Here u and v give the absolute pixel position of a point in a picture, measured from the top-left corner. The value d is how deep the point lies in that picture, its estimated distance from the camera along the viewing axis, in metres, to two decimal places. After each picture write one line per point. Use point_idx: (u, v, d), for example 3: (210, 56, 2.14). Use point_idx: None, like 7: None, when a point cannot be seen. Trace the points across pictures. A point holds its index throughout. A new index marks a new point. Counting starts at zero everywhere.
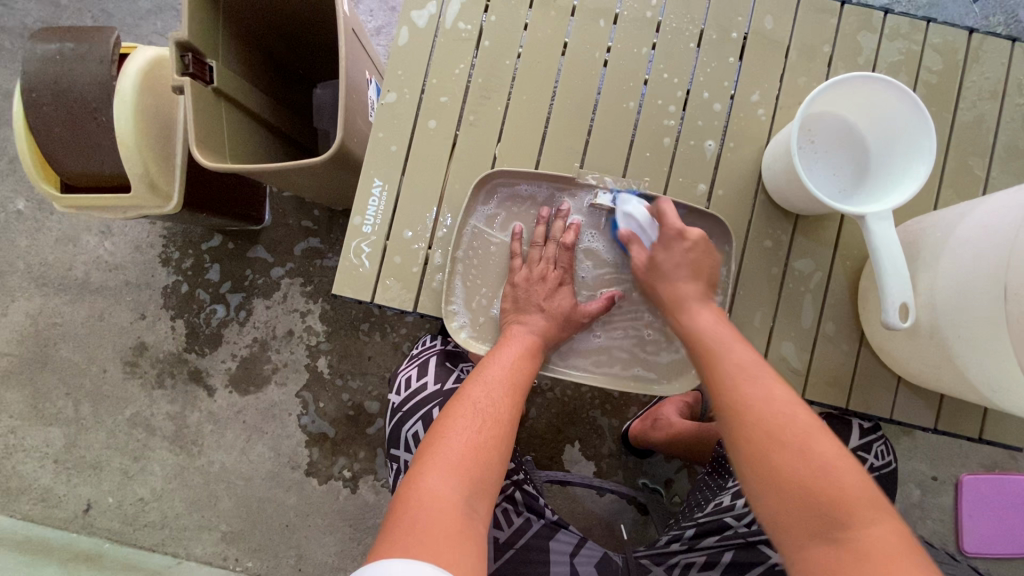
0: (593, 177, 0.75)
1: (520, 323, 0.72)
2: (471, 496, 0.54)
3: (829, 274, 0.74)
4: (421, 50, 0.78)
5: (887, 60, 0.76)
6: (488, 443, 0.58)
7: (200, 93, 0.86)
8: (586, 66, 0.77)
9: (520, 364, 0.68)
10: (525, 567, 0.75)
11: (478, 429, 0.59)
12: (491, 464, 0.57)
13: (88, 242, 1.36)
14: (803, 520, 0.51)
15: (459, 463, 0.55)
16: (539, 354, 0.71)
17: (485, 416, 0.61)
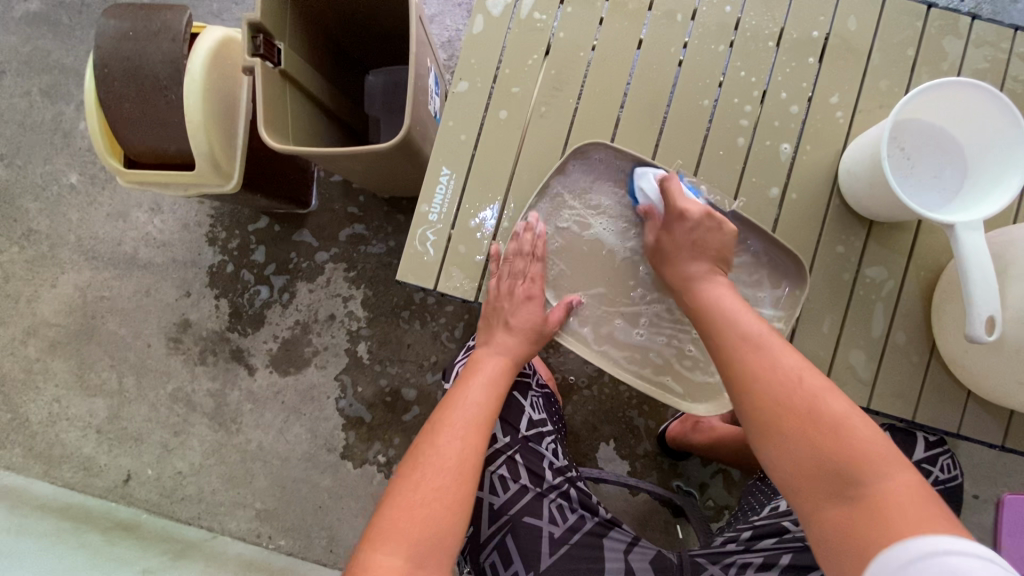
0: (671, 168, 0.74)
1: (484, 356, 0.76)
2: (418, 556, 0.57)
3: (902, 284, 0.72)
4: (495, 39, 0.78)
5: (973, 67, 0.74)
6: (430, 503, 0.61)
7: (269, 76, 0.87)
8: (661, 62, 0.76)
9: (475, 401, 0.71)
10: (577, 564, 0.75)
11: (429, 482, 0.63)
12: (436, 518, 0.60)
13: (137, 218, 1.38)
14: (818, 486, 0.54)
15: (397, 531, 0.59)
16: (499, 384, 0.74)
17: (431, 468, 0.64)
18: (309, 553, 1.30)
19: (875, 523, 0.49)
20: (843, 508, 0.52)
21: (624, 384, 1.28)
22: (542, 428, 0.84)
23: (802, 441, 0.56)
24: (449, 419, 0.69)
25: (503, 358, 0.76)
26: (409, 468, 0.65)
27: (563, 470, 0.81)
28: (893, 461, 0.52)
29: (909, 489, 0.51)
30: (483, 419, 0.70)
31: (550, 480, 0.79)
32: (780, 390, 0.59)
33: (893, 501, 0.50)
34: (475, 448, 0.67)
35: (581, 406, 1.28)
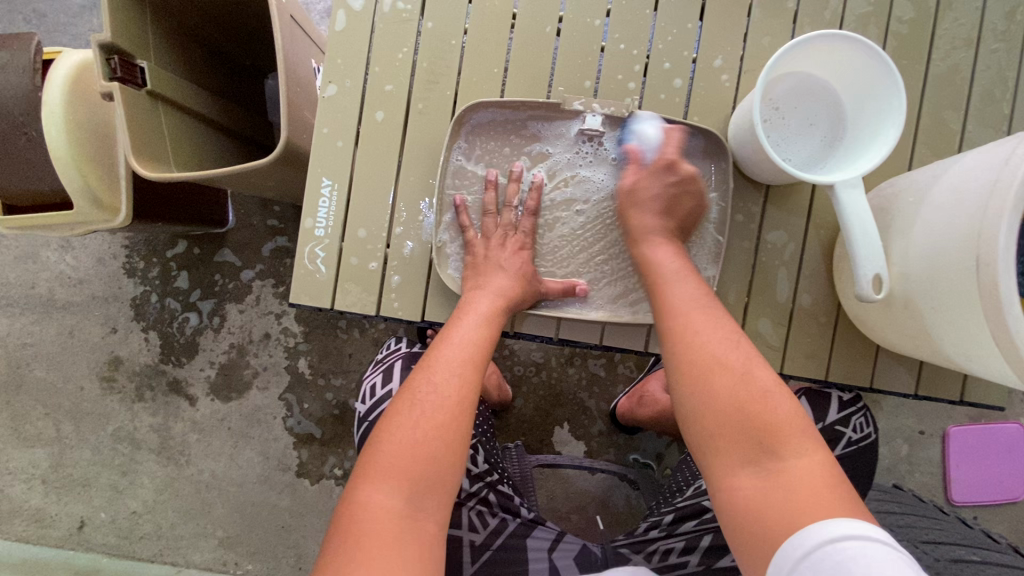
0: (580, 103, 0.70)
1: (480, 287, 0.68)
2: (415, 497, 0.54)
3: (803, 244, 0.71)
4: (360, 35, 0.73)
5: (856, 12, 0.71)
6: (431, 443, 0.55)
7: (134, 99, 0.81)
8: (537, 42, 0.72)
9: (478, 338, 0.63)
10: (502, 569, 0.73)
11: (422, 420, 0.57)
12: (432, 461, 0.55)
13: (49, 258, 1.31)
14: (743, 453, 0.52)
15: (394, 469, 0.54)
16: (501, 316, 0.66)
17: (427, 405, 0.58)
18: (278, 573, 1.28)
19: (786, 498, 0.48)
20: (755, 479, 0.51)
21: (573, 366, 1.27)
22: None
23: (721, 408, 0.54)
24: (444, 354, 0.61)
25: (497, 299, 0.66)
26: (403, 403, 0.59)
27: (482, 475, 0.77)
28: (803, 446, 0.51)
29: (821, 469, 0.50)
30: (480, 354, 0.62)
31: (468, 488, 0.75)
32: (715, 367, 0.56)
33: (799, 486, 0.49)
34: (474, 388, 0.60)
35: (531, 393, 1.27)
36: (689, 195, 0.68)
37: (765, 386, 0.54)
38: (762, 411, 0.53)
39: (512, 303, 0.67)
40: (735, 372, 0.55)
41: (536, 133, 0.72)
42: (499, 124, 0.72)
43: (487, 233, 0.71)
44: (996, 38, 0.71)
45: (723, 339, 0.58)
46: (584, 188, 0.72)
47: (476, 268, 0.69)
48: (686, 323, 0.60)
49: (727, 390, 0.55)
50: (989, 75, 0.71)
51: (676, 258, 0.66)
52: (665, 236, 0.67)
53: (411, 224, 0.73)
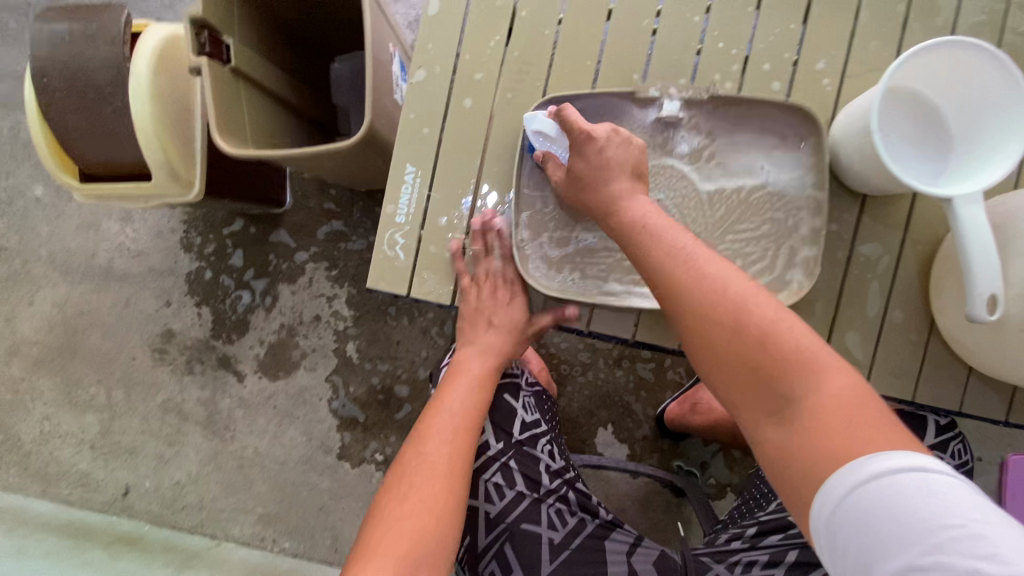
0: (655, 89, 0.68)
1: (471, 348, 0.74)
2: (414, 559, 0.54)
3: (898, 258, 0.69)
4: (452, 22, 0.72)
5: (969, 20, 0.69)
6: (423, 514, 0.59)
7: (219, 76, 0.82)
8: (632, 37, 0.71)
9: (469, 400, 0.70)
10: (583, 568, 0.72)
11: (416, 495, 0.60)
12: (425, 530, 0.57)
13: (109, 229, 1.34)
14: (774, 409, 0.50)
15: (390, 549, 0.55)
16: (488, 384, 0.72)
17: (417, 481, 0.62)
18: (315, 553, 1.29)
19: (818, 437, 0.46)
20: (787, 432, 0.48)
21: (620, 368, 1.26)
22: (536, 429, 0.80)
23: (732, 360, 0.53)
24: (435, 424, 0.67)
25: (485, 357, 0.73)
26: (398, 480, 0.62)
27: (561, 472, 0.77)
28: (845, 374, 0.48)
29: (846, 389, 0.47)
30: (469, 422, 0.68)
31: (548, 484, 0.75)
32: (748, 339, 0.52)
33: (833, 416, 0.46)
34: (462, 453, 0.65)
35: (576, 393, 1.26)
36: (631, 148, 0.66)
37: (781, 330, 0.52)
38: (776, 350, 0.50)
39: (500, 360, 0.74)
40: (755, 341, 0.52)
41: (610, 128, 0.71)
42: (571, 121, 0.71)
43: (479, 281, 0.72)
44: None
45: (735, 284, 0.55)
46: (665, 177, 0.70)
47: (472, 326, 0.73)
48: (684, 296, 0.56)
49: (740, 360, 0.52)
50: None
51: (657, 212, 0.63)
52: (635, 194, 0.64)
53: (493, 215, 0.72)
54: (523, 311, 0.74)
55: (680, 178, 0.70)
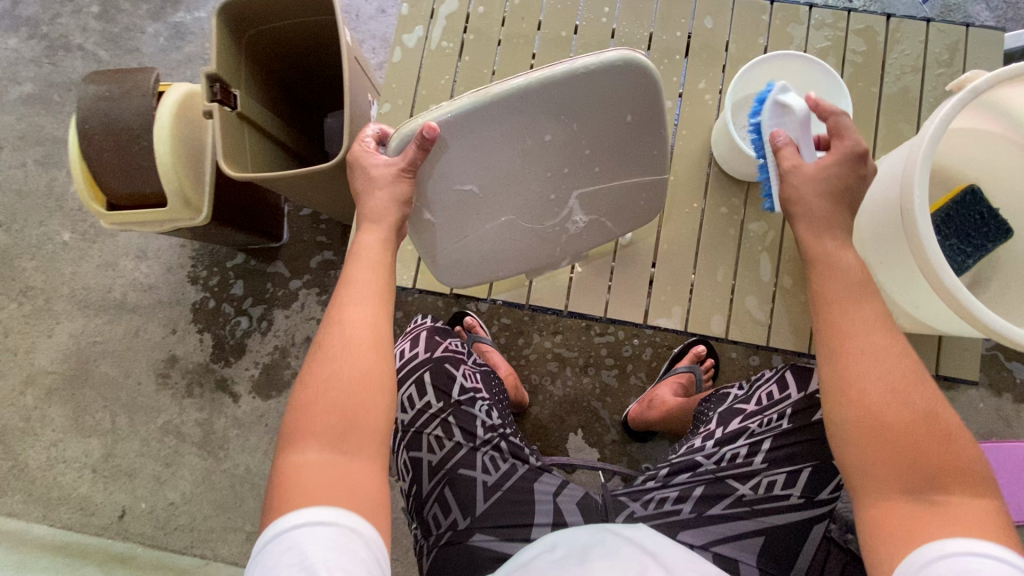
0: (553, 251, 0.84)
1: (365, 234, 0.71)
2: (337, 442, 0.63)
3: (782, 234, 0.83)
4: (411, 66, 0.91)
5: (816, 46, 0.87)
6: (336, 395, 0.64)
7: (227, 117, 1.00)
8: (553, 72, 0.89)
9: (369, 280, 0.70)
10: (513, 507, 0.77)
11: (331, 384, 0.65)
12: (339, 410, 0.64)
13: (125, 266, 1.50)
14: (898, 479, 0.59)
15: (309, 432, 0.63)
16: (386, 257, 0.72)
17: (334, 371, 0.65)
18: None
19: (927, 521, 0.57)
20: (916, 508, 0.58)
21: (587, 375, 1.35)
22: (475, 393, 0.89)
23: (884, 432, 0.60)
24: (342, 318, 0.68)
25: (380, 233, 0.71)
26: (323, 359, 0.66)
27: (495, 426, 0.85)
28: (965, 489, 0.58)
29: (977, 511, 0.57)
30: (376, 293, 0.70)
31: (482, 433, 0.83)
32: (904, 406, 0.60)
33: (954, 510, 0.57)
34: (376, 330, 0.68)
35: (547, 400, 1.35)
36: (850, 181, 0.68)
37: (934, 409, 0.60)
38: (941, 448, 0.59)
39: (388, 231, 0.71)
40: (918, 423, 0.59)
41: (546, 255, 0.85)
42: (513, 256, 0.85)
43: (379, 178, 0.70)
44: (938, 65, 0.85)
45: (884, 356, 0.62)
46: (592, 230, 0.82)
47: (361, 207, 0.71)
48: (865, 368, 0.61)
49: (907, 439, 0.59)
50: (935, 94, 0.84)
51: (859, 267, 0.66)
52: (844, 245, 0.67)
53: None
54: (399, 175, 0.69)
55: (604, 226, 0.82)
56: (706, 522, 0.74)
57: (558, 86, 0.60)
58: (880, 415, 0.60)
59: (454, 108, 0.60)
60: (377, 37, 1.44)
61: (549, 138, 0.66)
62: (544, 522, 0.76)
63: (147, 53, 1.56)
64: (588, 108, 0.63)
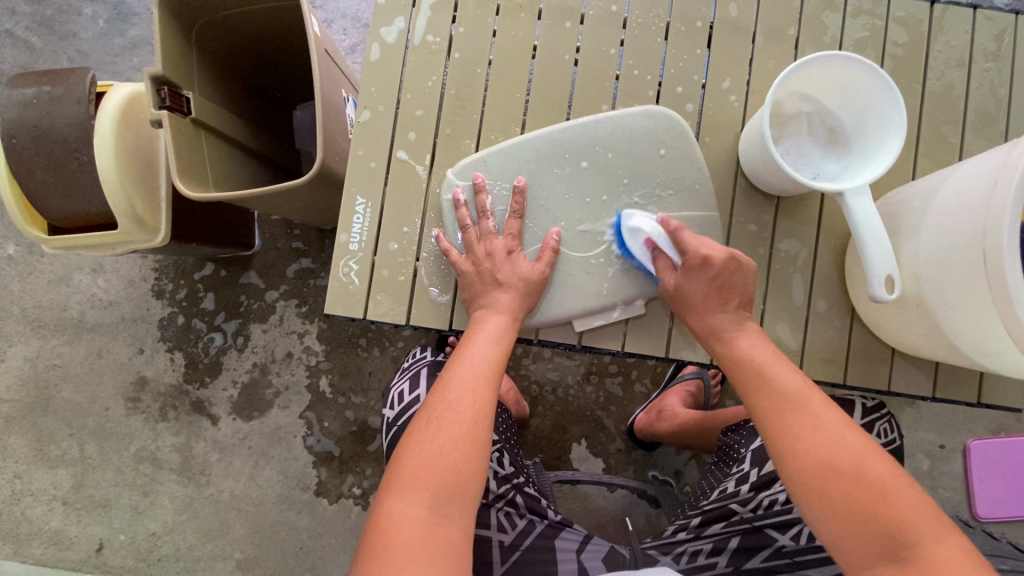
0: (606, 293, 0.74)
1: (485, 308, 0.70)
2: (441, 502, 0.57)
3: (815, 252, 0.75)
4: (393, 64, 0.79)
5: (853, 37, 0.77)
6: (451, 455, 0.59)
7: (179, 127, 0.86)
8: (557, 70, 0.78)
9: (491, 355, 0.67)
10: (531, 566, 0.81)
11: (443, 437, 0.60)
12: (453, 471, 0.58)
13: (80, 281, 1.36)
14: (874, 546, 0.55)
15: (418, 480, 0.57)
16: (510, 335, 0.69)
17: (447, 422, 0.61)
18: None
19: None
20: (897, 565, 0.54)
21: (590, 383, 1.28)
22: None
23: (834, 485, 0.58)
24: (458, 374, 0.65)
25: (503, 316, 0.70)
26: (433, 408, 0.63)
27: (508, 477, 0.85)
28: (934, 529, 0.54)
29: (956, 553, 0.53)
30: (493, 372, 0.66)
31: (495, 489, 0.83)
32: (826, 452, 0.59)
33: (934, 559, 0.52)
34: (488, 401, 0.63)
35: (549, 411, 1.28)
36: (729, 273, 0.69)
37: (882, 480, 0.57)
38: (895, 512, 0.55)
39: (517, 317, 0.70)
40: (849, 475, 0.58)
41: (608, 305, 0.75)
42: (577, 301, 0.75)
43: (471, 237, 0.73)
44: (986, 58, 0.76)
45: (821, 426, 0.61)
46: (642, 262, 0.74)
47: (481, 284, 0.71)
48: (792, 424, 0.62)
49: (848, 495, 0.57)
50: (983, 91, 0.76)
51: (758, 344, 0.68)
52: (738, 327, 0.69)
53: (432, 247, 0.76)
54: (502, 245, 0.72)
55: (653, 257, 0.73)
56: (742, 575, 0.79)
57: (597, 134, 0.73)
58: (825, 467, 0.59)
59: (498, 159, 0.73)
60: (347, 16, 1.28)
61: (586, 165, 0.73)
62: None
63: (86, 38, 1.38)
64: (632, 162, 0.73)
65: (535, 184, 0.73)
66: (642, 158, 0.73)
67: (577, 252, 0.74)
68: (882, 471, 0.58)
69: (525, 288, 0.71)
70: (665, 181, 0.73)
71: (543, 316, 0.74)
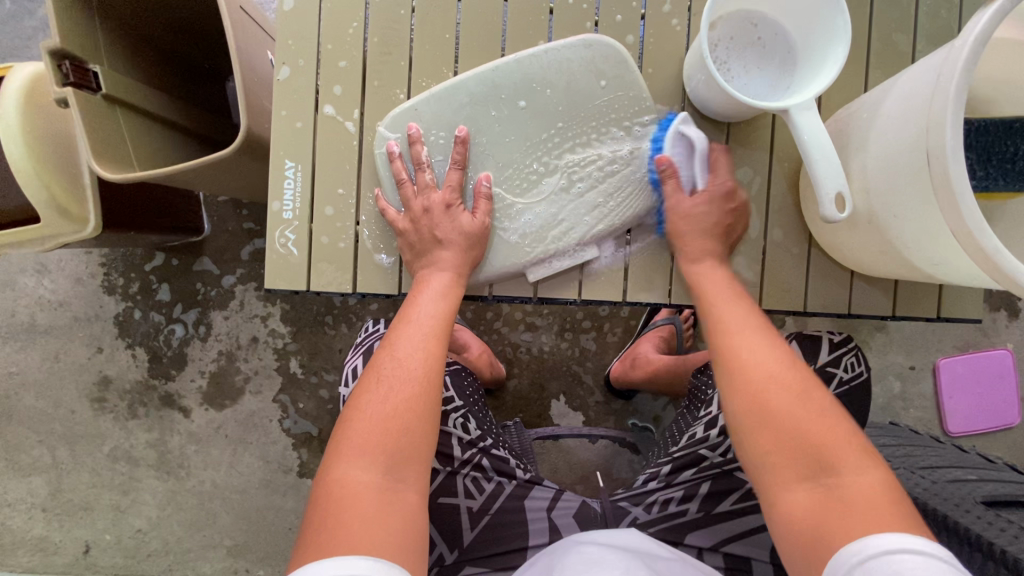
0: (552, 249, 0.71)
1: (428, 265, 0.67)
2: (392, 465, 0.54)
3: (769, 179, 0.72)
4: (308, 14, 0.72)
5: None
6: (400, 416, 0.57)
7: (90, 104, 0.80)
8: (486, 5, 0.72)
9: (439, 313, 0.64)
10: (502, 528, 0.81)
11: (393, 398, 0.58)
12: (407, 432, 0.56)
13: (26, 283, 1.29)
14: (796, 469, 0.57)
15: (367, 444, 0.55)
16: (456, 291, 0.67)
17: (396, 383, 0.58)
18: None
19: (838, 512, 0.53)
20: (814, 503, 0.55)
21: (565, 340, 1.26)
22: (449, 404, 0.88)
23: (775, 424, 0.59)
24: (405, 334, 0.62)
25: (447, 272, 0.67)
26: (378, 371, 0.60)
27: (474, 442, 0.85)
28: (860, 461, 0.56)
29: (875, 492, 0.54)
30: (441, 328, 0.64)
31: (460, 456, 0.82)
32: (775, 374, 0.61)
33: (855, 501, 0.53)
34: (438, 360, 0.61)
35: (524, 371, 1.27)
36: (721, 209, 0.69)
37: (813, 414, 0.59)
38: (823, 440, 0.57)
39: (462, 274, 0.68)
40: (797, 406, 0.59)
41: (549, 258, 0.71)
42: (520, 256, 0.71)
43: (410, 194, 0.69)
44: None
45: (776, 363, 0.61)
46: (594, 209, 0.70)
47: (423, 243, 0.68)
48: (748, 360, 0.62)
49: (789, 433, 0.58)
50: None
51: (727, 281, 0.68)
52: (717, 258, 0.69)
53: (370, 208, 0.72)
54: (445, 201, 0.68)
55: (603, 204, 0.70)
56: (715, 518, 0.80)
57: (534, 71, 0.68)
58: (762, 397, 0.60)
59: (427, 107, 0.69)
60: None
61: (525, 105, 0.69)
62: (541, 540, 0.80)
63: None
64: (574, 98, 0.69)
65: (473, 132, 0.69)
66: (584, 93, 0.69)
67: (520, 196, 0.71)
68: (826, 408, 0.59)
69: (466, 242, 0.68)
70: (609, 117, 0.69)
71: (489, 269, 0.72)
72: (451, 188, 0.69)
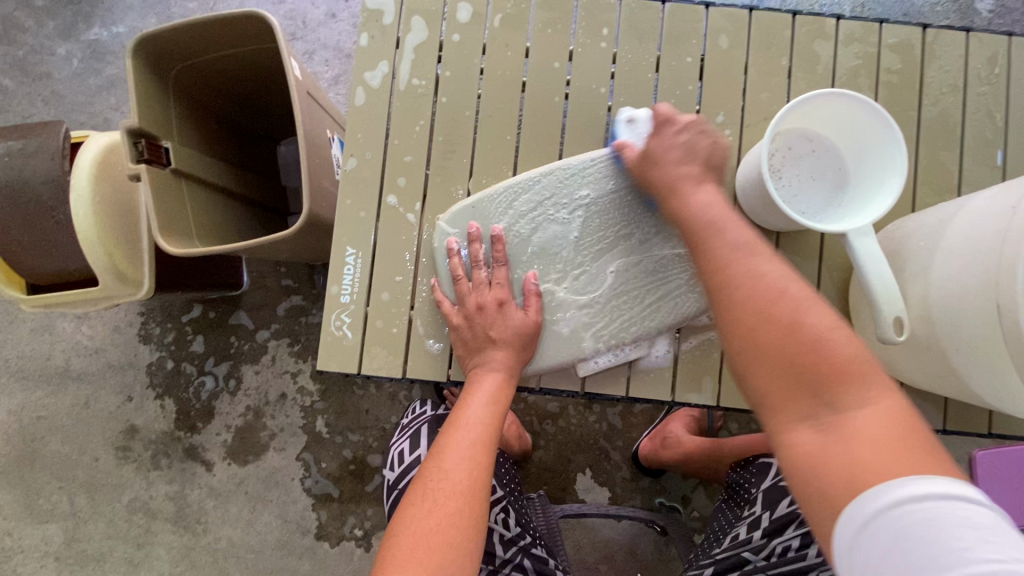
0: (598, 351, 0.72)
1: (480, 364, 0.69)
2: None
3: (818, 286, 0.73)
4: (378, 111, 0.76)
5: (845, 66, 0.76)
6: (446, 531, 0.56)
7: (159, 179, 0.83)
8: (547, 108, 0.76)
9: (489, 416, 0.65)
10: None
11: (439, 511, 0.57)
12: (453, 547, 0.55)
13: (64, 328, 1.32)
14: (799, 405, 0.50)
15: (412, 561, 0.54)
16: (507, 394, 0.67)
17: (442, 495, 0.58)
18: None
19: (845, 454, 0.44)
20: (811, 435, 0.48)
21: (592, 413, 1.26)
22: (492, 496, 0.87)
23: (778, 350, 0.51)
24: (455, 440, 0.63)
25: (498, 373, 0.68)
26: (428, 479, 0.60)
27: (514, 540, 0.84)
28: (865, 396, 0.47)
29: (887, 422, 0.45)
30: (489, 434, 0.64)
31: (502, 556, 0.82)
32: (764, 296, 0.54)
33: (868, 437, 0.45)
34: (485, 470, 0.61)
35: (551, 442, 1.25)
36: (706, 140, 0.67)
37: (818, 328, 0.51)
38: (824, 355, 0.50)
39: (512, 375, 0.68)
40: (785, 322, 0.52)
41: (595, 360, 0.73)
42: (567, 355, 0.72)
43: (464, 291, 0.70)
44: (981, 82, 0.75)
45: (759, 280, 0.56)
46: (643, 313, 0.72)
47: (475, 340, 0.69)
48: (731, 271, 0.57)
49: (788, 354, 0.51)
50: (978, 117, 0.75)
51: (717, 205, 0.63)
52: (700, 182, 0.65)
53: (425, 296, 0.74)
54: (496, 301, 0.69)
55: (653, 309, 0.72)
56: None
57: (585, 179, 0.71)
58: (761, 311, 0.54)
59: (487, 205, 0.72)
60: (329, 47, 1.26)
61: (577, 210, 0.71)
62: None
63: (61, 78, 1.34)
64: (624, 204, 0.71)
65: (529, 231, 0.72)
66: (633, 200, 0.71)
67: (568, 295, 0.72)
68: (848, 344, 0.50)
69: (518, 342, 0.69)
70: (659, 222, 0.71)
71: (539, 364, 0.72)
72: (501, 287, 0.70)
